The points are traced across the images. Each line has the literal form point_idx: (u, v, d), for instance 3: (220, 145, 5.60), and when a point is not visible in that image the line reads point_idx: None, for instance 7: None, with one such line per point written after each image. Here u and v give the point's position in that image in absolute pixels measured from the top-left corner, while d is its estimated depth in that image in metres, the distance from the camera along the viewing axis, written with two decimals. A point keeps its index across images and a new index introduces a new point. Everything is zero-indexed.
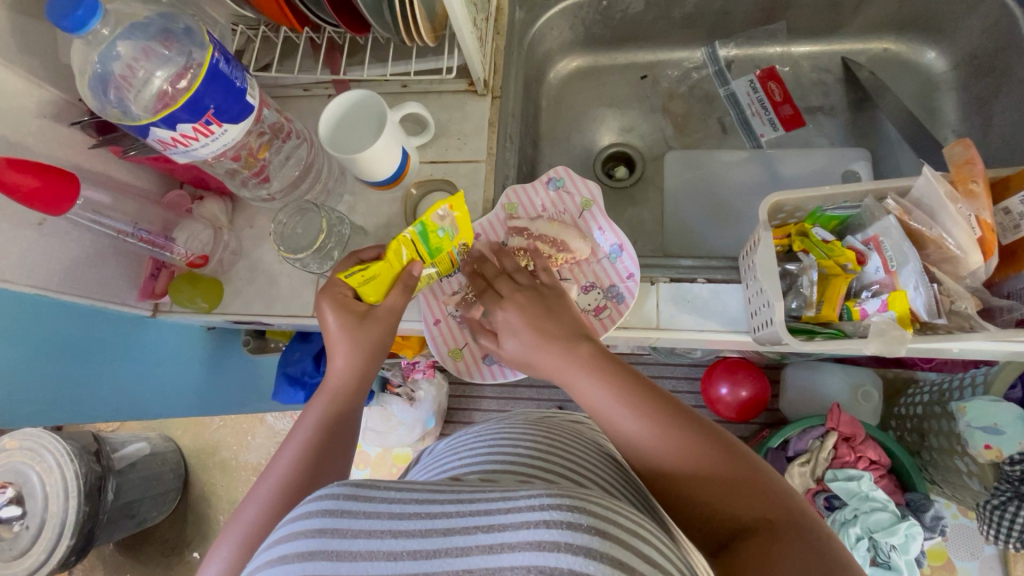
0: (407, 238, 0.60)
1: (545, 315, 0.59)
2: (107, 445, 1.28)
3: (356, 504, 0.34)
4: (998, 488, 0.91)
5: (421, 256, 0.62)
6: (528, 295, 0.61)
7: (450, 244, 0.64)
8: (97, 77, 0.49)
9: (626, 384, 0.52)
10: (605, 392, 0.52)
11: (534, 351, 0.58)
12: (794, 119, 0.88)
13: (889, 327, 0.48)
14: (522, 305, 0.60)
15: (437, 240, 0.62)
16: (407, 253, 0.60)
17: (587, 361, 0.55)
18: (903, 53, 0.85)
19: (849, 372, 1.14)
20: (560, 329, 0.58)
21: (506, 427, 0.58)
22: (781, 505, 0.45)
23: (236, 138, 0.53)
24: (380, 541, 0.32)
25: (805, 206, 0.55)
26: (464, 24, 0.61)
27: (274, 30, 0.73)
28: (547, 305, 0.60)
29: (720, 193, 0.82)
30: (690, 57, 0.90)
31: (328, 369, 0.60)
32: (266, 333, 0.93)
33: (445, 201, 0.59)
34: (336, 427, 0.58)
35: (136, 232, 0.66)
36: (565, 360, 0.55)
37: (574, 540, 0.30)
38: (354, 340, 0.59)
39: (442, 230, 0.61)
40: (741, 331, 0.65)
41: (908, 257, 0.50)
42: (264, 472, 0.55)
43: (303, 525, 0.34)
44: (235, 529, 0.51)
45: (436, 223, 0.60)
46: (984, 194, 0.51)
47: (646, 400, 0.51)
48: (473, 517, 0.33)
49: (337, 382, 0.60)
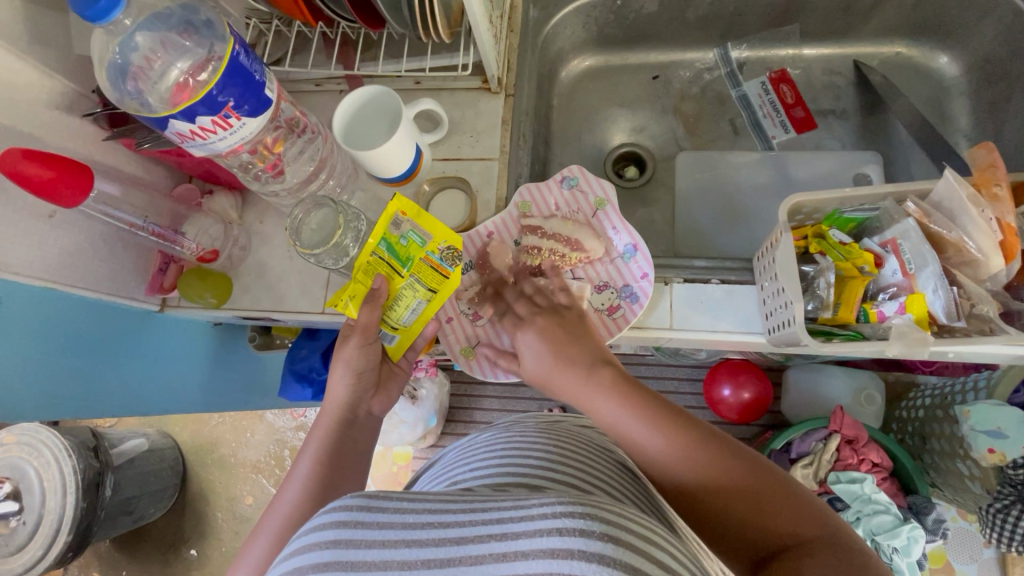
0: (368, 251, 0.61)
1: (564, 334, 0.61)
2: (106, 441, 1.27)
3: (369, 515, 0.34)
4: (1002, 492, 0.92)
5: (394, 268, 0.62)
6: (547, 318, 0.62)
7: (421, 251, 0.62)
8: (115, 67, 0.49)
9: (646, 402, 0.53)
10: (626, 410, 0.53)
11: (554, 374, 0.59)
12: (806, 121, 0.88)
13: (910, 330, 0.48)
14: (542, 328, 0.61)
15: (403, 248, 0.62)
16: (375, 266, 0.61)
17: (610, 383, 0.55)
18: (915, 57, 0.85)
19: (853, 375, 1.14)
20: (580, 351, 0.59)
21: (515, 434, 0.57)
22: (814, 523, 0.44)
23: (254, 132, 0.52)
24: (394, 552, 0.32)
25: (823, 208, 0.55)
26: (481, 20, 0.61)
27: (287, 25, 0.73)
28: (566, 328, 0.61)
29: (731, 195, 0.82)
30: (702, 58, 0.90)
31: (326, 400, 0.62)
32: (271, 328, 0.90)
33: (395, 209, 0.62)
34: (339, 459, 0.58)
35: (147, 226, 0.66)
36: (586, 381, 0.56)
37: (587, 547, 0.29)
38: (348, 364, 0.61)
39: (404, 237, 0.62)
40: (754, 333, 0.65)
41: (928, 260, 0.50)
42: (269, 508, 0.55)
43: (317, 537, 0.33)
44: (246, 565, 0.51)
45: (394, 232, 0.62)
46: (1008, 198, 0.51)
47: (666, 415, 0.51)
48: (487, 526, 0.32)
49: (335, 411, 0.61)
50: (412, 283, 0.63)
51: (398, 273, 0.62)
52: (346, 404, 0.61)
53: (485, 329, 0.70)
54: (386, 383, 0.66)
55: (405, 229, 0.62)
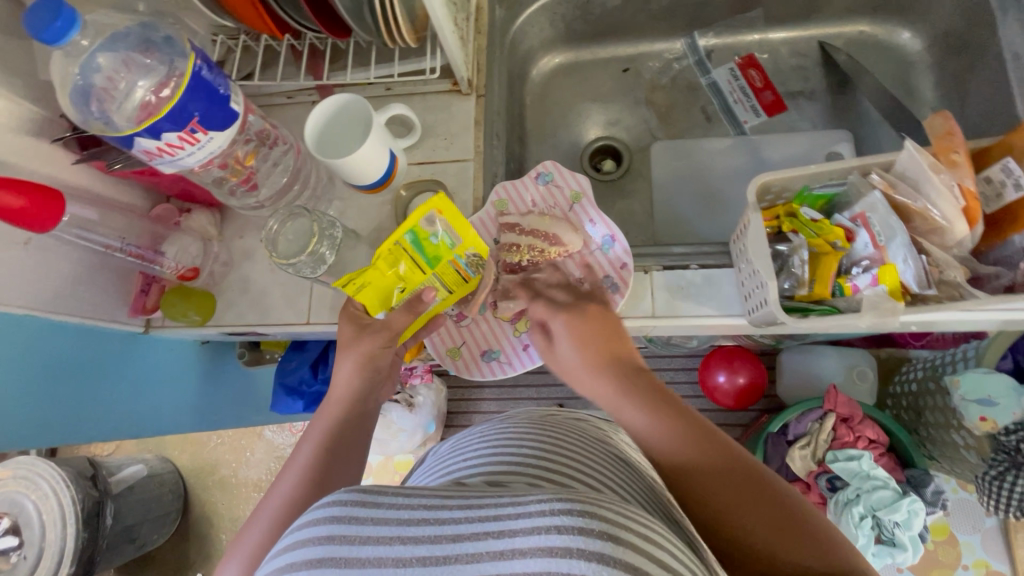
0: (400, 247, 0.60)
1: (593, 325, 0.58)
2: (104, 470, 1.26)
3: (363, 510, 0.34)
4: (996, 459, 0.91)
5: (421, 268, 0.62)
6: (580, 307, 0.59)
7: (450, 254, 0.62)
8: (78, 89, 0.49)
9: (679, 410, 0.50)
10: (658, 413, 0.50)
11: (582, 366, 0.56)
12: (776, 104, 0.89)
13: (882, 300, 0.49)
14: (573, 318, 0.58)
15: (432, 248, 0.61)
16: (403, 264, 0.61)
17: (640, 383, 0.53)
18: (877, 35, 0.86)
19: (844, 353, 1.14)
20: (606, 341, 0.57)
21: (509, 427, 0.58)
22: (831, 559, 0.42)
23: (222, 146, 0.52)
24: (389, 549, 0.32)
25: (792, 186, 0.56)
26: (444, 23, 0.61)
27: (255, 39, 0.73)
28: (597, 321, 0.58)
29: (706, 181, 0.82)
30: (671, 48, 0.91)
31: (330, 385, 0.62)
32: (260, 343, 0.92)
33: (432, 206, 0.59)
34: (340, 448, 0.57)
35: (125, 247, 0.66)
36: (617, 378, 0.53)
37: (586, 546, 0.29)
38: (357, 354, 0.61)
39: (435, 237, 0.61)
40: (736, 315, 0.65)
41: (896, 231, 0.51)
42: (267, 493, 0.54)
43: (311, 533, 0.33)
44: (242, 549, 0.51)
45: (427, 230, 0.60)
46: (966, 163, 0.51)
47: (697, 425, 0.49)
48: (483, 523, 0.32)
49: (338, 397, 0.61)
50: (435, 282, 0.63)
51: (423, 271, 0.62)
52: (349, 393, 0.61)
53: (470, 329, 0.71)
54: (393, 373, 0.66)
55: (440, 228, 0.60)
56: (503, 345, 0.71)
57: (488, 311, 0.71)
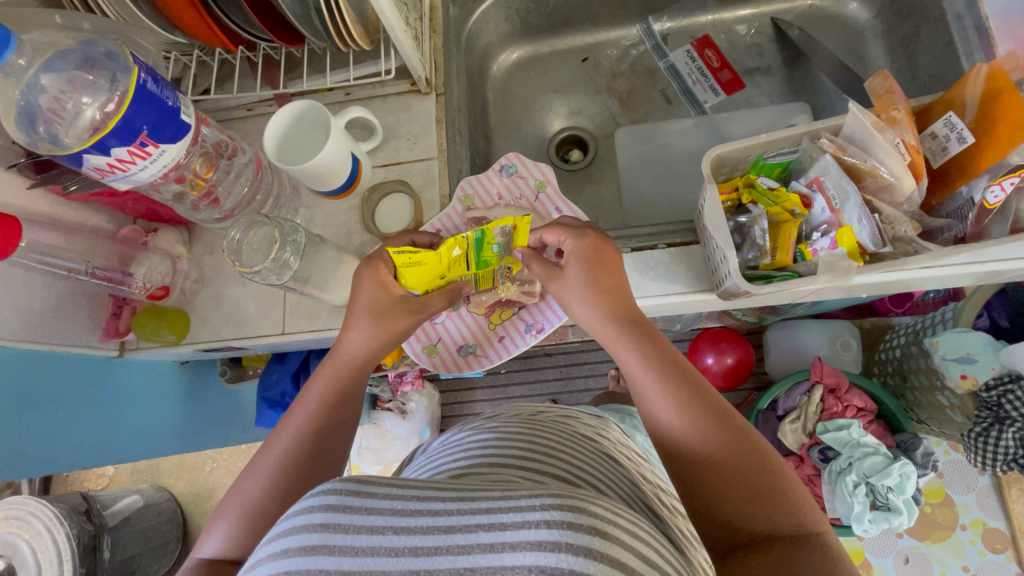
0: (464, 241, 0.61)
1: (602, 273, 0.57)
2: (98, 503, 1.24)
3: (357, 500, 0.33)
4: (979, 416, 0.89)
5: (468, 266, 0.64)
6: (588, 252, 0.58)
7: (496, 262, 0.65)
8: (22, 110, 0.49)
9: (675, 367, 0.51)
10: (650, 367, 0.52)
11: (587, 316, 0.57)
12: (734, 82, 0.90)
13: (837, 261, 0.50)
14: (582, 263, 0.58)
15: (488, 254, 0.64)
16: (458, 255, 0.62)
17: (643, 337, 0.54)
18: (827, 8, 0.88)
19: (826, 325, 1.15)
20: (613, 283, 0.57)
21: (502, 424, 0.57)
22: (794, 525, 0.44)
23: (175, 158, 0.53)
24: (381, 538, 0.31)
25: (746, 156, 0.57)
26: (396, 25, 0.61)
27: (209, 54, 0.73)
28: (609, 270, 0.58)
29: (672, 162, 0.83)
30: (628, 35, 0.92)
31: (341, 342, 0.60)
32: (242, 360, 0.94)
33: (513, 222, 0.61)
34: (341, 403, 0.58)
35: (89, 269, 0.65)
36: (621, 329, 0.55)
37: (574, 541, 0.29)
38: (377, 320, 0.60)
39: (497, 245, 0.63)
40: (706, 290, 0.66)
41: (849, 192, 0.52)
42: (264, 444, 0.55)
43: (305, 520, 0.33)
44: (237, 498, 0.51)
45: (494, 235, 0.62)
46: (906, 119, 0.53)
47: (689, 386, 0.50)
48: (473, 516, 0.32)
49: (348, 356, 0.60)
50: (471, 279, 0.66)
51: (466, 268, 0.64)
52: (360, 355, 0.60)
53: (445, 327, 0.72)
54: None
55: (504, 237, 0.62)
56: (480, 340, 0.72)
57: (462, 307, 0.72)
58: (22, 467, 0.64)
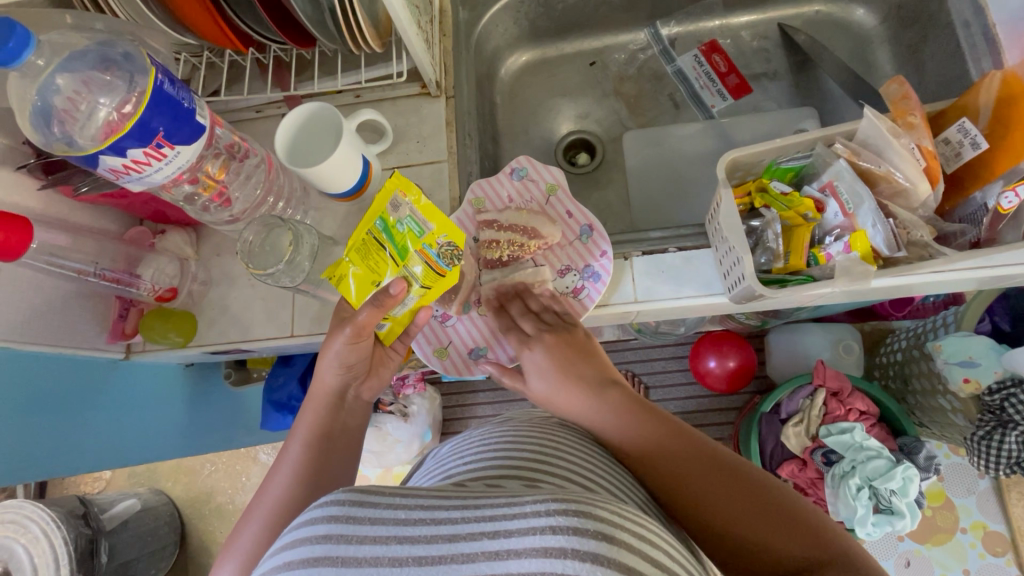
0: (372, 234, 0.56)
1: (572, 352, 0.62)
2: (93, 507, 1.22)
3: (361, 510, 0.33)
4: (981, 419, 0.90)
5: (393, 260, 0.55)
6: (555, 335, 0.63)
7: (417, 243, 0.55)
8: (38, 110, 0.49)
9: (653, 428, 0.54)
10: (631, 435, 0.55)
11: (561, 397, 0.60)
12: (741, 86, 0.90)
13: (853, 266, 0.51)
14: (550, 346, 0.62)
15: (402, 236, 0.55)
16: (377, 250, 0.56)
17: (617, 407, 0.57)
18: (834, 13, 0.89)
19: (829, 328, 1.16)
20: (587, 370, 0.60)
21: (511, 429, 0.56)
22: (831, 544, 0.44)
23: (190, 159, 0.53)
24: (385, 548, 0.31)
25: (760, 161, 0.58)
26: (410, 28, 0.61)
27: (219, 55, 0.72)
28: (573, 345, 0.63)
29: (679, 166, 0.83)
30: (635, 39, 0.92)
31: (314, 384, 0.63)
32: (247, 362, 0.95)
33: (395, 189, 0.56)
34: (328, 445, 0.61)
35: (98, 271, 0.65)
36: (595, 403, 0.58)
37: (581, 546, 0.29)
38: (331, 350, 0.60)
39: (404, 223, 0.55)
40: (717, 294, 0.66)
41: (863, 197, 0.52)
42: (257, 495, 0.57)
43: (309, 531, 0.33)
44: (235, 554, 0.53)
45: (394, 215, 0.55)
46: (923, 125, 0.53)
47: (673, 442, 0.53)
48: (478, 523, 0.32)
49: (324, 396, 0.62)
50: (409, 278, 0.55)
51: (394, 262, 0.55)
52: (334, 393, 0.63)
53: (455, 329, 0.72)
54: (378, 368, 0.66)
55: (404, 212, 0.55)
56: (489, 341, 0.72)
57: (473, 309, 0.72)
58: (28, 473, 0.64)
